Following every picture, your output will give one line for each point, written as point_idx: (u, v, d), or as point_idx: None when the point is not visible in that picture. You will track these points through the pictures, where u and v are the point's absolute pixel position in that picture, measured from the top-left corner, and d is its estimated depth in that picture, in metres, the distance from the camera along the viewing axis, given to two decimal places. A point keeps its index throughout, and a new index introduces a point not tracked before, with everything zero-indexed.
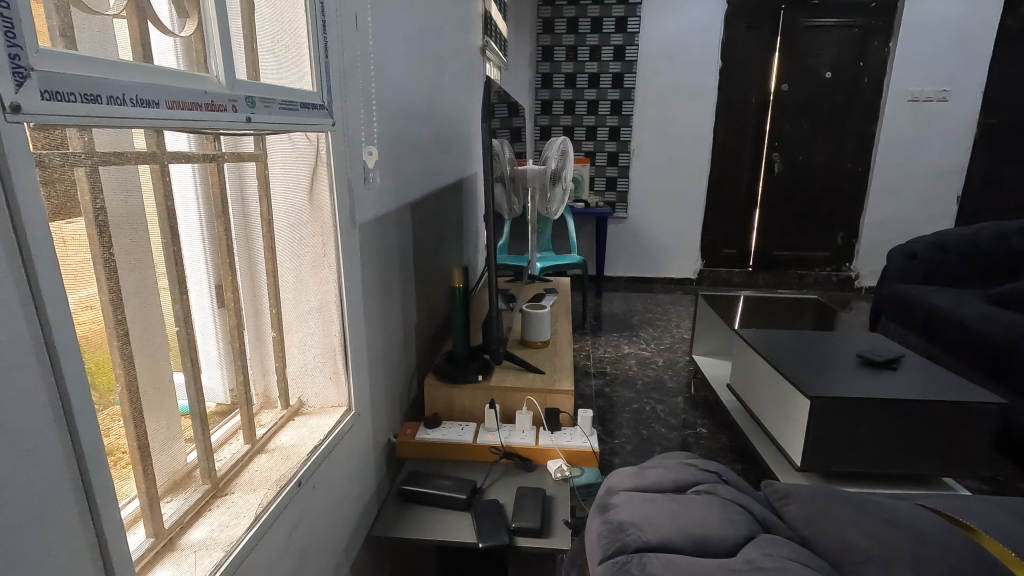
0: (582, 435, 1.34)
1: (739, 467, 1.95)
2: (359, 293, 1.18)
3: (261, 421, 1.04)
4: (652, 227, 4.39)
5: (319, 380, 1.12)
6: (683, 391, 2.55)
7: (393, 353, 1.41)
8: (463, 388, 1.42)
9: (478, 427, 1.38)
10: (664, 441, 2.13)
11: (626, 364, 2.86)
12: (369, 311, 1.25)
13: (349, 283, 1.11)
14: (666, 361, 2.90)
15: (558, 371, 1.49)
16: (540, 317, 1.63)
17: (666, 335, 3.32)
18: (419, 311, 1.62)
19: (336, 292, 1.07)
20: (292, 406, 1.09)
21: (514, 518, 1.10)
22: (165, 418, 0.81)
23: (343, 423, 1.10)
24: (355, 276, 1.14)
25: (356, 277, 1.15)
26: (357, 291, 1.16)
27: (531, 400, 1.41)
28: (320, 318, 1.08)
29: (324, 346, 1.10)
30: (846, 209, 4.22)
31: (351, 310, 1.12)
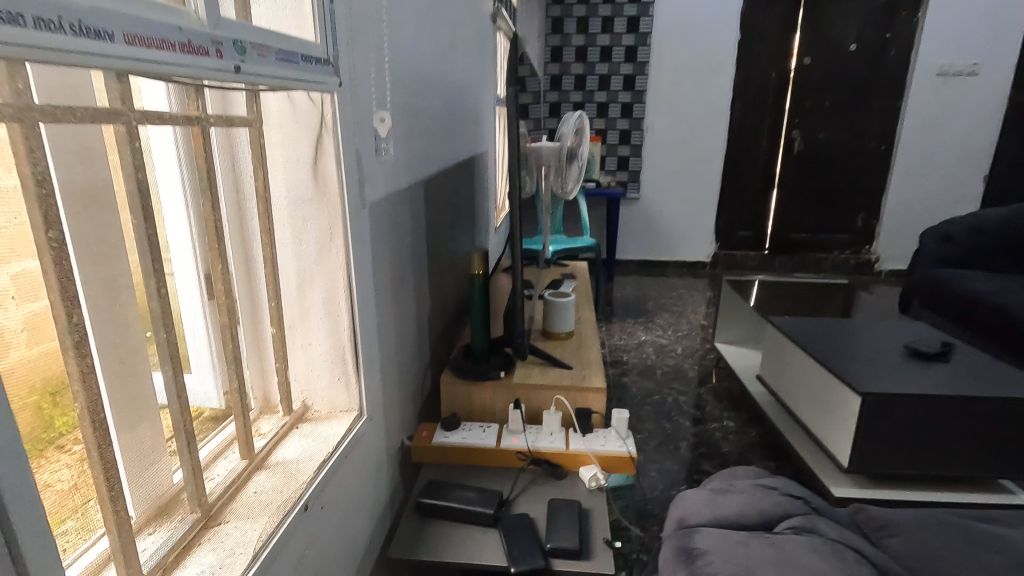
0: (617, 438, 1.21)
1: (772, 465, 1.83)
2: (370, 282, 1.03)
3: (259, 431, 0.91)
4: (665, 208, 4.23)
5: (327, 381, 0.98)
6: (706, 382, 2.42)
7: (406, 348, 1.27)
8: (483, 386, 1.29)
9: (501, 429, 1.25)
10: (690, 436, 2.01)
11: (643, 353, 2.74)
12: (380, 303, 1.10)
13: (359, 271, 0.96)
14: (685, 350, 2.77)
15: (587, 366, 1.36)
16: (565, 306, 1.50)
17: (683, 321, 3.18)
18: (433, 300, 1.48)
19: (345, 283, 0.92)
20: (295, 413, 0.96)
21: (548, 539, 0.98)
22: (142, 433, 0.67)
23: (354, 431, 0.96)
24: (365, 264, 1.00)
25: (366, 263, 1.00)
26: (368, 280, 1.01)
27: (560, 400, 1.28)
28: (325, 313, 0.94)
29: (331, 342, 0.96)
30: (868, 190, 4.05)
31: (361, 304, 0.98)
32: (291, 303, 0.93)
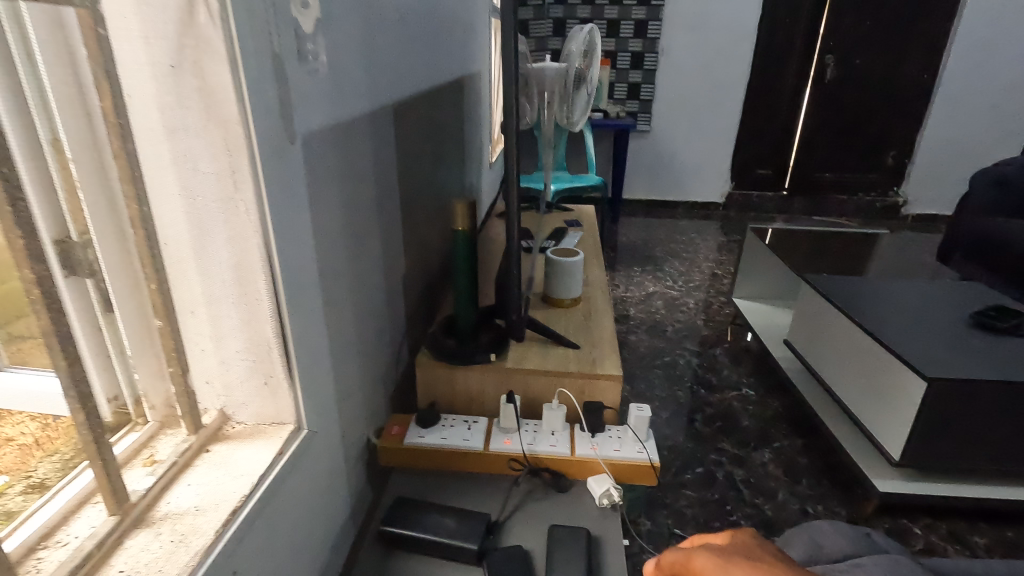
0: (634, 440, 0.97)
1: (798, 443, 1.63)
2: (308, 250, 0.75)
3: (147, 461, 0.65)
4: (678, 143, 3.85)
5: (248, 390, 0.72)
6: (721, 342, 2.19)
7: (370, 325, 1.01)
8: (469, 370, 1.03)
9: (491, 426, 1.01)
10: (705, 406, 1.80)
11: (652, 306, 2.49)
12: (328, 276, 0.82)
13: (285, 235, 0.67)
14: (697, 303, 2.52)
15: (598, 345, 1.10)
16: (572, 267, 1.22)
17: (695, 269, 2.92)
18: (408, 259, 1.20)
19: (261, 256, 0.64)
20: (205, 430, 0.70)
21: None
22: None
23: (285, 458, 0.70)
24: (299, 224, 0.71)
25: (300, 223, 0.72)
26: (303, 246, 0.73)
27: (564, 390, 1.03)
28: (239, 294, 0.66)
29: (249, 339, 0.69)
30: (903, 125, 3.66)
31: (290, 282, 0.69)
32: (185, 281, 0.65)
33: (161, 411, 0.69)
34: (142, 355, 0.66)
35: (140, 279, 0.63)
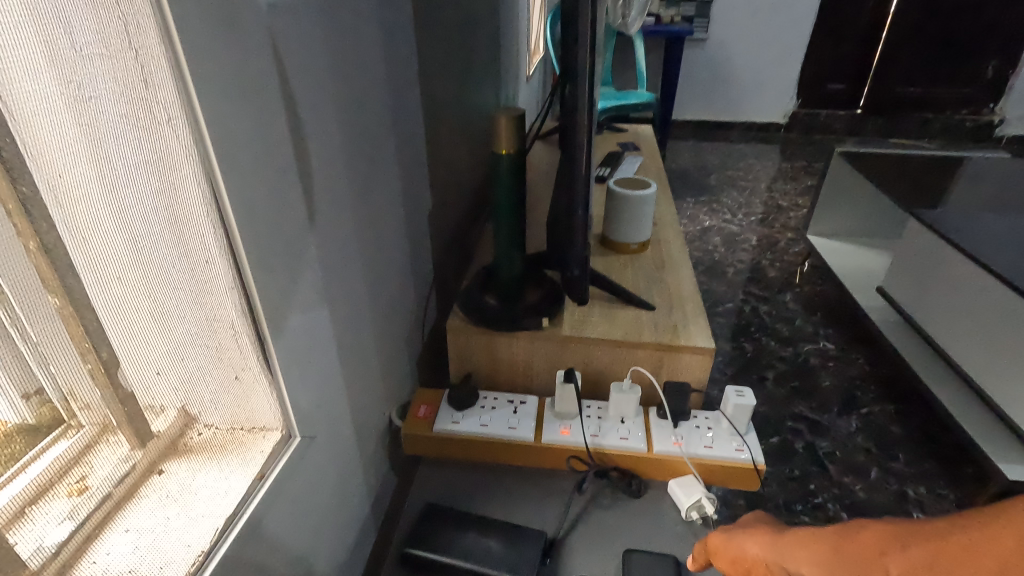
0: (730, 433, 0.75)
1: (890, 409, 1.40)
2: (282, 185, 0.52)
3: (74, 490, 0.42)
4: (738, 53, 3.37)
5: (212, 387, 0.51)
6: (791, 286, 1.91)
7: (386, 281, 0.78)
8: (514, 338, 0.81)
9: (542, 408, 0.80)
10: (776, 362, 1.56)
11: (708, 242, 2.21)
12: (321, 222, 0.59)
13: (245, 170, 0.46)
14: (761, 239, 2.23)
15: (677, 306, 0.86)
16: (642, 205, 0.96)
17: (756, 200, 2.59)
18: (433, 193, 0.95)
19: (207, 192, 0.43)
20: (158, 441, 0.49)
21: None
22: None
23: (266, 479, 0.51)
24: (267, 155, 0.49)
25: (270, 153, 0.49)
26: (276, 186, 0.51)
27: (636, 364, 0.80)
28: (180, 254, 0.45)
29: (203, 313, 0.48)
30: (1012, 27, 3.09)
31: (257, 237, 0.48)
32: (98, 228, 0.38)
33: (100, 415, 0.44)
34: (51, 349, 0.38)
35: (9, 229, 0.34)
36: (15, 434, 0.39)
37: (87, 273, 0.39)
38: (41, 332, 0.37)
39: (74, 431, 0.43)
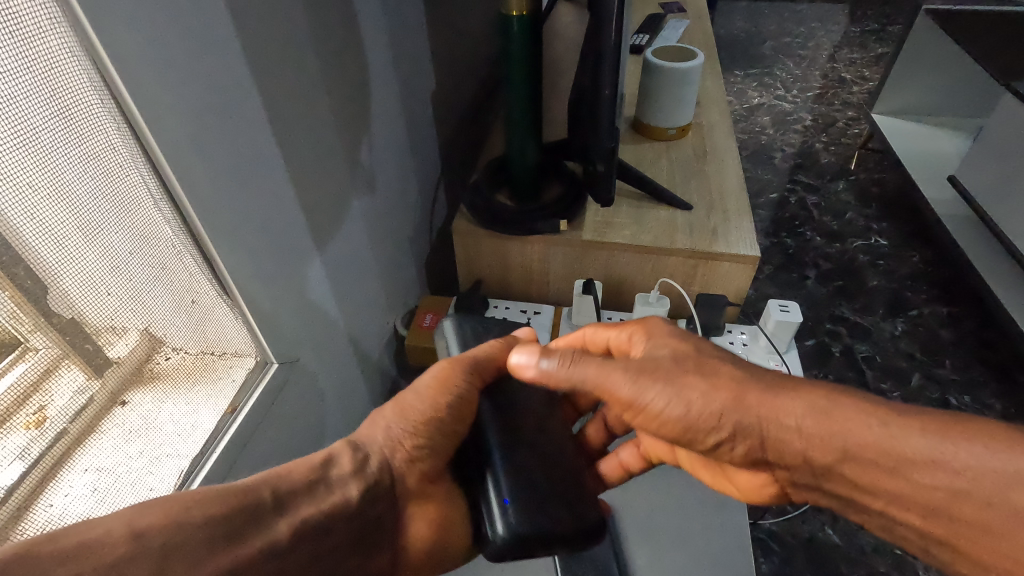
0: (768, 350, 0.67)
1: (943, 312, 1.29)
2: (220, 67, 0.40)
3: (31, 422, 0.38)
4: None
5: (173, 311, 0.44)
6: (845, 174, 1.72)
7: (379, 176, 0.68)
8: (527, 243, 0.72)
9: (559, 321, 0.73)
10: (820, 260, 1.43)
11: (755, 123, 1.97)
12: (283, 110, 0.48)
13: (148, 44, 0.33)
14: (816, 120, 1.98)
15: (719, 205, 0.74)
16: (684, 81, 0.80)
17: (813, 73, 2.28)
18: (435, 67, 0.81)
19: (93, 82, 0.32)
20: (117, 369, 0.43)
21: (500, 518, 0.42)
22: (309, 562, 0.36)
23: (237, 412, 0.47)
24: (198, 26, 0.37)
25: (196, 25, 0.37)
26: (209, 64, 0.39)
27: (666, 273, 0.71)
28: (93, 153, 0.35)
29: (142, 229, 0.39)
30: None
31: (187, 141, 0.37)
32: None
33: (52, 339, 0.39)
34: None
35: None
36: None
37: None
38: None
39: (33, 355, 0.39)
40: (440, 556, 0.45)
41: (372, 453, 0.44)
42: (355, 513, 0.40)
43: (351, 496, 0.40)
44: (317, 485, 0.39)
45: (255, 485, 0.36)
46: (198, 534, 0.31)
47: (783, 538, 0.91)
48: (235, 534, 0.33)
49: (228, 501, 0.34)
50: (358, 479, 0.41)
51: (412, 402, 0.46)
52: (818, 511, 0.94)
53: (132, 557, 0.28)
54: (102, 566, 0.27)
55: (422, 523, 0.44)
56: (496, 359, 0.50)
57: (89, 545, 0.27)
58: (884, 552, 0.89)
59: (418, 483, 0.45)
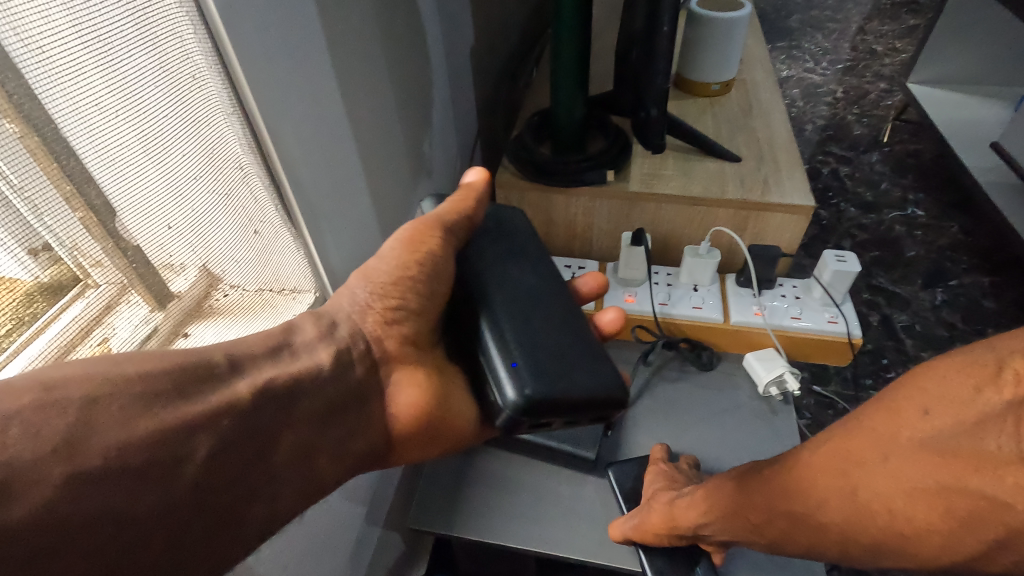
0: (823, 302, 0.66)
1: (984, 283, 1.26)
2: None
3: (96, 353, 0.37)
4: None
5: (235, 245, 0.43)
6: (879, 145, 1.68)
7: (425, 125, 0.67)
8: (573, 195, 0.71)
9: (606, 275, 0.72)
10: (855, 230, 1.40)
11: (784, 95, 1.93)
12: (347, 41, 0.47)
13: None
14: (847, 92, 1.93)
15: (769, 157, 0.72)
16: (732, 31, 0.78)
17: (843, 46, 2.22)
18: (476, 21, 0.79)
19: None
20: (179, 303, 0.42)
21: (509, 384, 0.40)
22: (278, 426, 0.36)
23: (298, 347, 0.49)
24: None
25: None
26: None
27: (716, 225, 0.70)
28: (162, 67, 0.34)
29: (207, 156, 0.39)
30: None
31: (254, 58, 0.37)
32: (44, 23, 0.28)
33: (114, 273, 0.38)
34: (38, 197, 0.31)
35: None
36: (35, 292, 0.35)
37: (52, 92, 0.29)
38: (15, 175, 0.30)
39: (92, 292, 0.38)
40: (432, 426, 0.44)
41: (340, 321, 0.43)
42: (334, 384, 0.40)
43: (323, 364, 0.39)
44: (283, 353, 0.39)
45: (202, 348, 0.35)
46: (132, 389, 0.29)
47: None
48: (189, 390, 0.32)
49: (174, 361, 0.32)
50: (325, 344, 0.41)
51: (377, 265, 0.44)
52: None
53: (47, 404, 0.26)
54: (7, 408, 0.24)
55: (409, 390, 0.43)
56: (457, 217, 0.47)
57: None
58: None
59: (398, 348, 0.44)
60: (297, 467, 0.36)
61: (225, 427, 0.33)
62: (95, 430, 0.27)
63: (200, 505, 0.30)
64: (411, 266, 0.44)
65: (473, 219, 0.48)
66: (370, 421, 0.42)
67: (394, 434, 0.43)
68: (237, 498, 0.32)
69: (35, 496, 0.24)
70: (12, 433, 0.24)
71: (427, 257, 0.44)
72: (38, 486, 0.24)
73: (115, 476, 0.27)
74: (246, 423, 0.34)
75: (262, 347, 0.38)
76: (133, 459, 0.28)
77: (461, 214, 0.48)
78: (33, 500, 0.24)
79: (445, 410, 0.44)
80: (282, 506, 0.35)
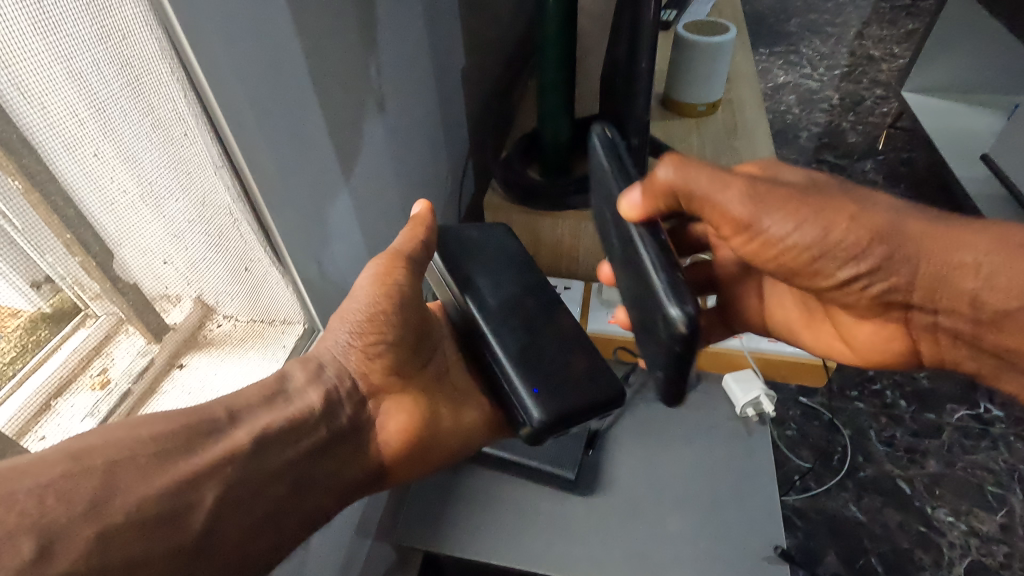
0: None
1: None
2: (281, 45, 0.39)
3: (96, 383, 0.40)
4: None
5: (225, 279, 0.45)
6: (873, 153, 1.69)
7: (415, 150, 0.68)
8: (559, 217, 0.73)
9: (592, 295, 0.75)
10: None
11: (780, 101, 1.94)
12: (348, 86, 0.50)
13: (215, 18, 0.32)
14: (843, 99, 1.94)
15: None
16: (716, 55, 0.79)
17: (839, 51, 2.23)
18: (467, 43, 0.81)
19: (163, 55, 0.32)
20: (174, 334, 0.45)
21: (533, 406, 0.44)
22: (279, 465, 0.38)
23: None
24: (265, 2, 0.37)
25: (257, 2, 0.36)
26: (271, 39, 0.38)
27: None
28: (153, 123, 0.35)
29: (198, 201, 0.40)
30: None
31: (253, 119, 0.37)
32: (48, 88, 0.30)
33: (114, 306, 0.41)
34: (40, 239, 0.35)
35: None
36: (40, 321, 0.39)
37: (54, 150, 0.32)
38: (17, 219, 0.33)
39: (92, 321, 0.41)
40: (425, 444, 0.48)
41: (327, 363, 0.46)
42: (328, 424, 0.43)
43: (315, 405, 0.42)
44: (279, 397, 0.41)
45: (206, 405, 0.37)
46: (145, 452, 0.31)
47: (807, 514, 0.92)
48: (196, 444, 0.34)
49: (180, 422, 0.35)
50: (314, 388, 0.43)
51: (348, 307, 0.45)
52: (842, 487, 0.95)
53: (70, 474, 0.28)
54: (38, 483, 0.27)
55: (399, 416, 0.48)
56: (415, 242, 0.47)
57: (22, 466, 0.27)
58: (909, 528, 0.90)
59: (380, 378, 0.47)
60: (297, 498, 0.38)
61: (231, 471, 0.35)
62: (118, 490, 0.29)
63: (204, 554, 0.32)
64: (380, 301, 0.44)
65: (427, 239, 0.48)
66: (364, 448, 0.45)
67: (390, 459, 0.47)
68: (245, 536, 0.34)
69: (73, 555, 0.26)
70: (47, 500, 0.27)
71: (395, 290, 0.44)
72: (73, 544, 0.27)
73: (128, 534, 0.29)
74: (250, 467, 0.36)
75: (259, 397, 0.40)
76: (148, 511, 0.30)
77: (418, 238, 0.48)
78: (67, 558, 0.26)
79: (433, 427, 0.49)
80: (286, 540, 0.37)
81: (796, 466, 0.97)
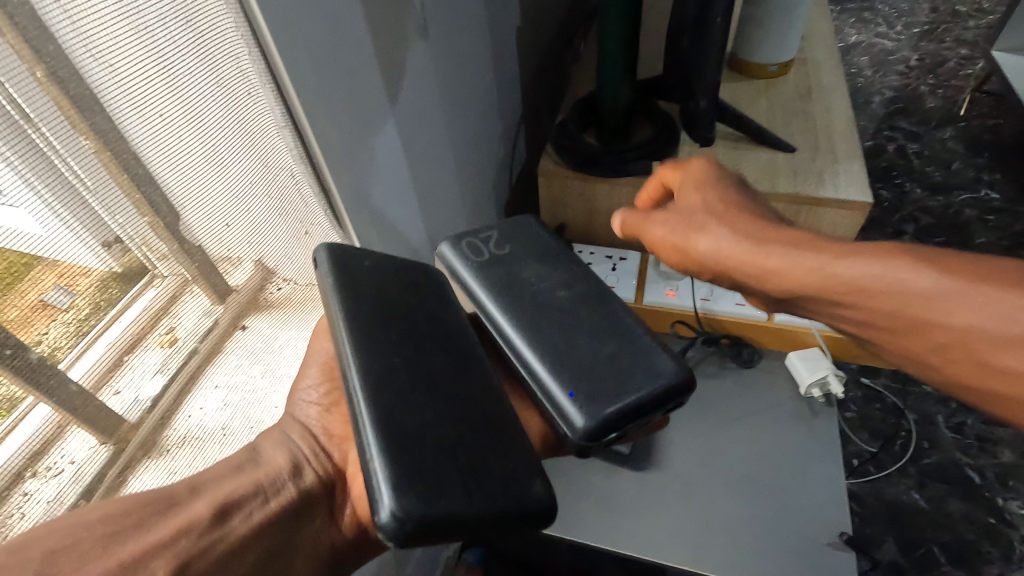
0: None
1: None
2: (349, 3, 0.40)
3: (164, 341, 0.41)
4: None
5: (285, 241, 0.46)
6: (954, 120, 1.56)
7: (467, 113, 0.66)
8: (616, 185, 0.70)
9: (649, 266, 0.72)
10: (919, 214, 1.32)
11: (851, 63, 1.80)
12: (406, 36, 0.49)
13: None
14: (922, 60, 1.78)
15: (825, 147, 0.69)
16: (793, 10, 0.73)
17: (920, 7, 2.05)
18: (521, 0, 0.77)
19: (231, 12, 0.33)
20: (237, 296, 0.45)
21: (574, 413, 0.41)
22: (245, 535, 0.36)
23: None
24: None
25: None
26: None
27: None
28: (220, 83, 0.36)
29: (260, 163, 0.41)
30: None
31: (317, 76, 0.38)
32: (115, 46, 0.30)
33: (180, 267, 0.40)
34: (110, 200, 0.34)
35: (13, 59, 0.27)
36: (111, 281, 0.37)
37: (124, 111, 0.32)
38: (90, 180, 0.32)
39: (159, 282, 0.40)
40: None
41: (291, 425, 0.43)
42: (302, 488, 0.40)
43: (282, 466, 0.40)
44: (247, 465, 0.39)
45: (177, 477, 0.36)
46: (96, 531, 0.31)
47: (864, 499, 0.88)
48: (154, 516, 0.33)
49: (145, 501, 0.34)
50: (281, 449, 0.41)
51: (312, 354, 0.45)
52: (904, 474, 0.90)
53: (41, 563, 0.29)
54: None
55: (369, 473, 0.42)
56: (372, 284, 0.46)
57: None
58: (975, 520, 0.85)
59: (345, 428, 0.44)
60: None
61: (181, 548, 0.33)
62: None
63: None
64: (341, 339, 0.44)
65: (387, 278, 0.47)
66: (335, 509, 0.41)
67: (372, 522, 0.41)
68: None
69: None
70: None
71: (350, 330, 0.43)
72: None
73: None
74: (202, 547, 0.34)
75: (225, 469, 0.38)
76: None
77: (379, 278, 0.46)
78: None
79: None
80: None
81: (856, 450, 0.92)
